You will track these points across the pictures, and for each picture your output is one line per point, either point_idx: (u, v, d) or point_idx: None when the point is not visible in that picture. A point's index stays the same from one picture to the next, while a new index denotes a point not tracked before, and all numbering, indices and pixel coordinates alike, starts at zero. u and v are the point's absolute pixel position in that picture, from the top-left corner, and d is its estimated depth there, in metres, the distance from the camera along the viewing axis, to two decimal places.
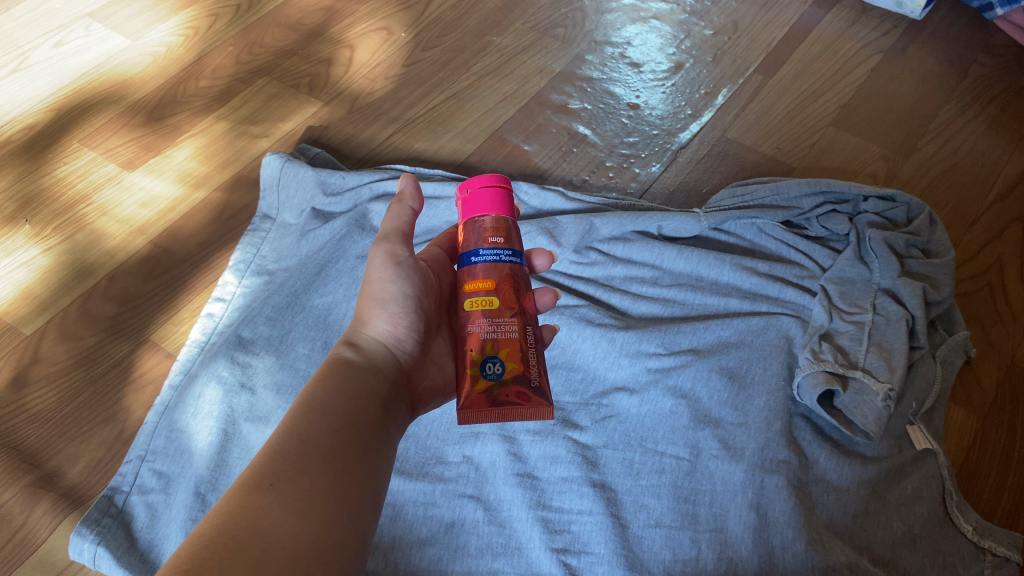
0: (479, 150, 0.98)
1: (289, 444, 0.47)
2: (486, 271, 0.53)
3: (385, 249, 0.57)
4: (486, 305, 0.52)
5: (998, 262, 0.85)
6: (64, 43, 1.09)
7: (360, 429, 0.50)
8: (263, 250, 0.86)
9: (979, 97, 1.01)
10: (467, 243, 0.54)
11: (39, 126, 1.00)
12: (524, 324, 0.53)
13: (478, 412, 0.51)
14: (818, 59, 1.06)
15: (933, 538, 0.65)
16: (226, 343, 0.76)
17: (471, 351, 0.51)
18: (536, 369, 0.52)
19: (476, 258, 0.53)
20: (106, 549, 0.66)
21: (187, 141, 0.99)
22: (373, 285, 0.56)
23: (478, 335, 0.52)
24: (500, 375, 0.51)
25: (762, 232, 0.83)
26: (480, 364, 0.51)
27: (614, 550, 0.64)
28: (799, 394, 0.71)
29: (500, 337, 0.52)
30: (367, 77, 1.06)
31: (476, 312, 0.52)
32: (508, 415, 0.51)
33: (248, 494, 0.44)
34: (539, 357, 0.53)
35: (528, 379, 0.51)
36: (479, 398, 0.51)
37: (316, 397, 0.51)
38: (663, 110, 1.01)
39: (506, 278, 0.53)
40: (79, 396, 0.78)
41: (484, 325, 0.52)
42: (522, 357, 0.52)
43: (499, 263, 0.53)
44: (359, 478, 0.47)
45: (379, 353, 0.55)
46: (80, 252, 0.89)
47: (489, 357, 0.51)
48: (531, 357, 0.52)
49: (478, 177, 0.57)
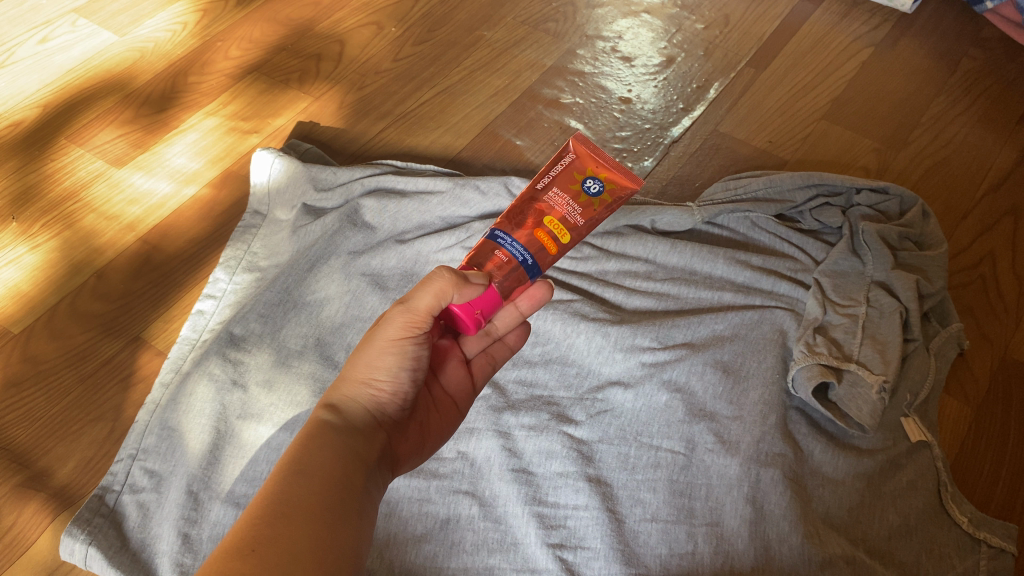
0: (471, 145, 0.98)
1: (270, 508, 0.45)
2: (536, 247, 0.56)
3: (403, 318, 0.52)
4: (556, 225, 0.57)
5: (990, 255, 0.86)
6: (49, 39, 1.07)
7: (343, 489, 0.47)
8: (253, 247, 0.85)
9: (970, 90, 1.01)
10: (519, 274, 0.55)
11: (27, 123, 0.98)
12: (535, 193, 0.58)
13: (618, 172, 0.58)
14: (809, 53, 1.06)
15: (929, 529, 0.65)
16: (218, 340, 0.75)
17: (595, 208, 0.58)
18: (559, 165, 0.59)
19: (529, 258, 0.55)
20: (98, 549, 0.66)
21: (177, 137, 0.98)
22: (370, 350, 0.53)
23: (583, 213, 0.57)
24: (597, 180, 0.58)
25: (754, 226, 0.83)
26: (589, 195, 0.58)
27: (611, 545, 0.64)
28: (794, 387, 0.71)
29: (566, 197, 0.57)
30: (358, 72, 1.05)
31: (568, 227, 0.57)
32: (615, 160, 0.59)
33: (228, 560, 0.42)
34: (544, 169, 0.59)
35: (573, 163, 0.59)
36: (622, 187, 0.58)
37: (296, 457, 0.48)
38: (656, 104, 1.01)
39: (524, 229, 0.56)
40: (68, 395, 0.77)
41: (568, 211, 0.57)
42: (563, 180, 0.58)
43: (514, 242, 0.55)
44: (341, 538, 0.45)
45: (360, 417, 0.52)
46: (68, 250, 0.88)
47: (582, 191, 0.58)
48: (553, 171, 0.59)
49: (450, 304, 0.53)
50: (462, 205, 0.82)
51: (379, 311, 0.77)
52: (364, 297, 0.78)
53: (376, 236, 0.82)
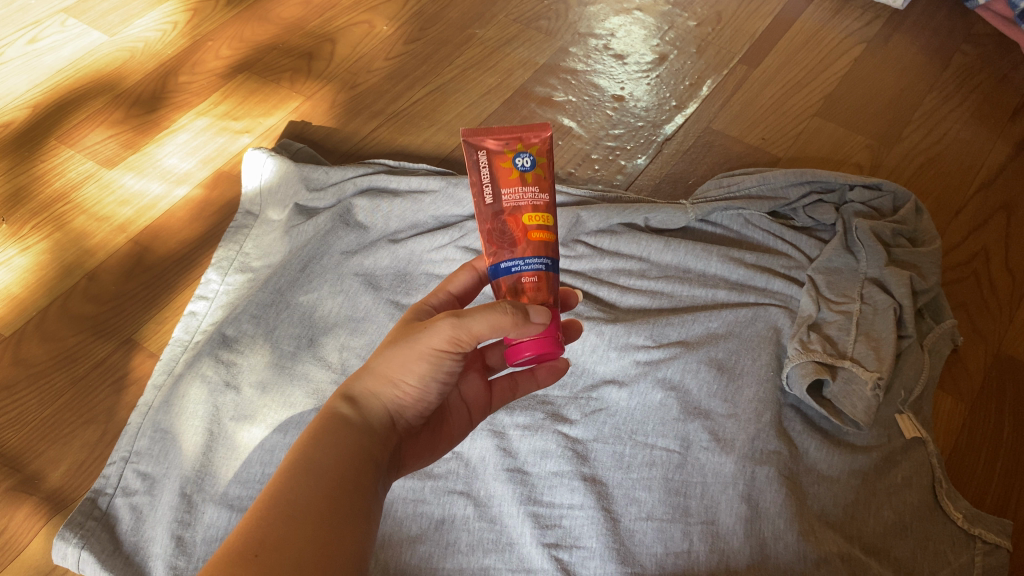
0: (463, 144, 0.98)
1: (275, 510, 0.44)
2: (546, 249, 0.54)
3: (449, 334, 0.48)
4: (538, 218, 0.54)
5: (983, 251, 0.86)
6: (38, 39, 1.06)
7: (351, 491, 0.47)
8: (246, 247, 0.85)
9: (962, 87, 1.01)
10: (552, 280, 0.54)
11: (16, 124, 0.98)
12: (492, 208, 0.55)
13: (523, 136, 0.55)
14: (802, 49, 1.06)
15: (924, 526, 0.65)
16: (211, 342, 0.75)
17: (542, 174, 0.55)
18: (480, 167, 0.55)
19: (550, 261, 0.54)
20: (90, 553, 0.66)
21: (168, 138, 0.98)
22: (406, 355, 0.50)
23: (539, 187, 0.55)
24: (527, 156, 0.55)
25: (748, 223, 0.83)
26: (527, 170, 0.55)
27: (606, 544, 0.64)
28: (788, 385, 0.71)
29: (517, 189, 0.55)
30: (350, 70, 1.05)
31: (542, 210, 0.55)
32: (512, 126, 0.55)
33: (230, 564, 0.42)
34: (474, 186, 0.55)
35: (491, 155, 0.55)
36: (544, 146, 0.56)
37: (306, 454, 0.47)
38: (648, 101, 1.01)
39: (518, 242, 0.54)
40: (59, 398, 0.77)
41: (530, 195, 0.55)
42: (496, 177, 0.55)
43: (518, 260, 0.53)
44: (346, 545, 0.45)
45: (379, 418, 0.51)
46: (60, 252, 0.87)
47: (521, 171, 0.55)
48: (482, 176, 0.55)
49: (522, 351, 0.50)
50: (456, 204, 0.81)
51: (372, 310, 0.76)
52: (358, 297, 0.77)
53: (369, 235, 0.82)
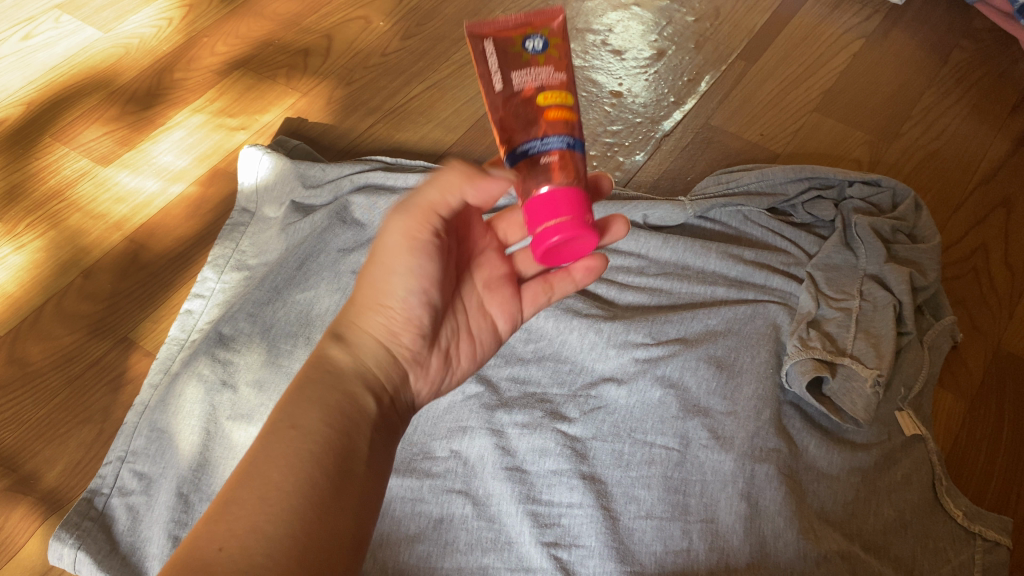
0: (461, 141, 0.97)
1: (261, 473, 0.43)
2: (568, 126, 0.50)
3: (404, 225, 0.49)
4: (558, 96, 0.50)
5: (983, 247, 0.86)
6: (32, 35, 1.06)
7: (337, 464, 0.44)
8: (242, 245, 0.84)
9: (961, 82, 1.01)
10: (576, 157, 0.49)
11: (10, 121, 0.97)
12: (509, 85, 0.52)
13: (530, 22, 0.54)
14: (800, 45, 1.05)
15: (924, 523, 0.65)
16: (207, 340, 0.75)
17: (557, 56, 0.53)
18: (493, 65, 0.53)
19: (574, 142, 0.49)
20: (87, 553, 0.65)
21: (163, 135, 0.97)
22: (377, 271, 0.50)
23: (553, 67, 0.52)
24: (540, 40, 0.53)
25: (747, 220, 0.82)
26: (539, 49, 0.52)
27: (606, 543, 0.63)
28: (787, 382, 0.70)
29: (534, 69, 0.51)
30: (347, 67, 1.04)
31: (560, 87, 0.51)
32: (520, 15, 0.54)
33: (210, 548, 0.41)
34: (487, 88, 0.53)
35: (504, 52, 0.53)
36: (556, 29, 0.54)
37: (291, 410, 0.46)
38: (646, 97, 1.00)
39: (537, 105, 0.50)
40: (55, 398, 0.76)
41: (544, 76, 0.51)
42: (510, 57, 0.52)
43: (542, 134, 0.49)
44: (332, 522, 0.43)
45: (367, 351, 0.49)
46: (55, 250, 0.87)
47: (529, 48, 0.52)
48: (495, 68, 0.52)
49: (549, 236, 0.46)
50: None
51: None
52: None
53: (366, 232, 0.81)
